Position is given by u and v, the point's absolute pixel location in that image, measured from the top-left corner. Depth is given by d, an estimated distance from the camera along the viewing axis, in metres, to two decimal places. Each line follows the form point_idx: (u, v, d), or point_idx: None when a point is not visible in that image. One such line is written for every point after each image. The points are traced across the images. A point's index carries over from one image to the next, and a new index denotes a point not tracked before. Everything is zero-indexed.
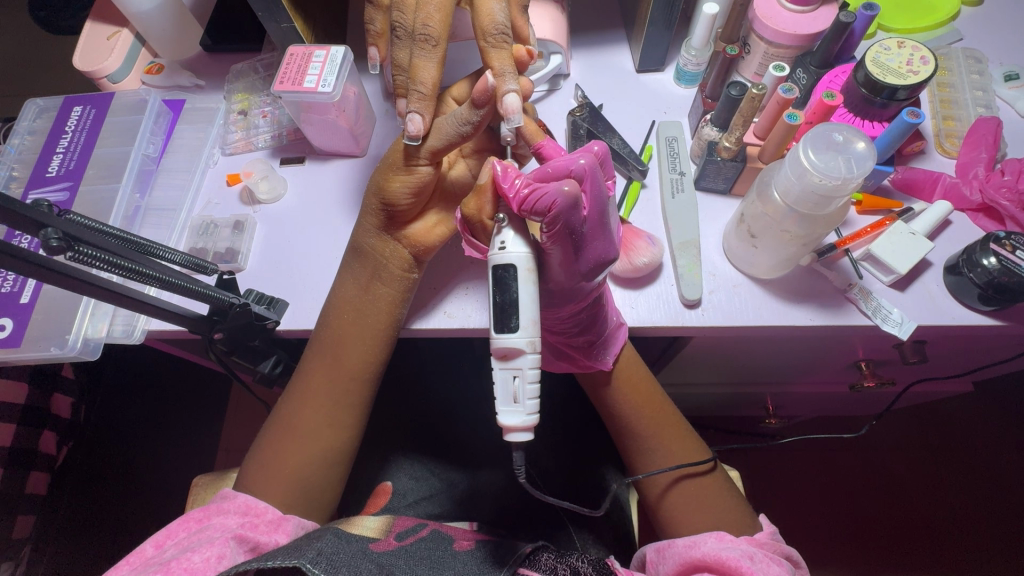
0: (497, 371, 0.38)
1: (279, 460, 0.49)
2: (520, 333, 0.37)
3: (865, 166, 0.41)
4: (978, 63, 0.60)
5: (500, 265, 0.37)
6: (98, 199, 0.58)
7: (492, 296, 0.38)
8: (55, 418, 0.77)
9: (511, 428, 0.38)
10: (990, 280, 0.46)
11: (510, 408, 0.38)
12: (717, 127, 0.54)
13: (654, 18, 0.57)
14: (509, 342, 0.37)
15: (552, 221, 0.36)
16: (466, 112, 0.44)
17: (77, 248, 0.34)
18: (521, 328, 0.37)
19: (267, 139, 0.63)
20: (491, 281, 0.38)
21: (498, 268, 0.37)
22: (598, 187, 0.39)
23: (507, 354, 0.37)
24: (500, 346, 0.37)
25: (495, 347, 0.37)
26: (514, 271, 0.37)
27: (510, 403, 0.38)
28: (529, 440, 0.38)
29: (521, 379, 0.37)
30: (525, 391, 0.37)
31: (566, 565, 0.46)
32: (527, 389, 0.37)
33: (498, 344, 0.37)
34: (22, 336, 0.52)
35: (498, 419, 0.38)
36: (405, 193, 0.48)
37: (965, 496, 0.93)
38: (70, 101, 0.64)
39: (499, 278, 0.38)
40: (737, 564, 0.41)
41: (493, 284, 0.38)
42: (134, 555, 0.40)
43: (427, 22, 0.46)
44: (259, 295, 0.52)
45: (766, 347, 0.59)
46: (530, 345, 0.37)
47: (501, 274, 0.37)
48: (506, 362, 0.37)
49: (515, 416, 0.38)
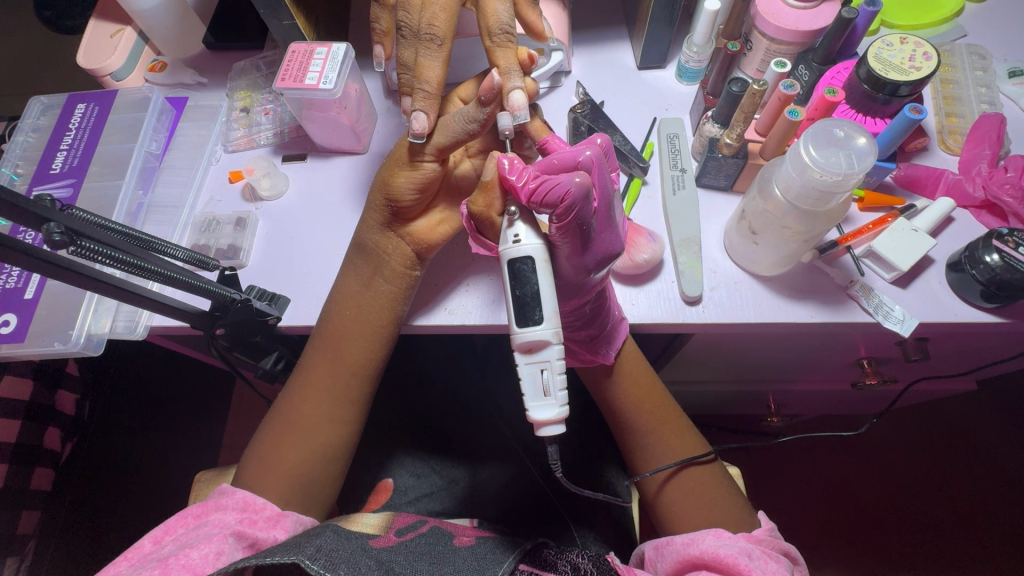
0: (524, 366, 0.38)
1: (279, 456, 0.49)
2: (545, 325, 0.37)
3: (867, 161, 0.41)
4: (982, 59, 0.60)
5: (517, 258, 0.37)
6: (101, 196, 0.58)
7: (510, 289, 0.38)
8: (60, 415, 0.78)
9: (544, 422, 0.38)
10: (992, 277, 0.45)
11: (541, 401, 0.38)
12: (718, 124, 0.53)
13: (655, 14, 0.57)
14: (535, 335, 0.37)
15: (564, 212, 0.36)
16: (473, 110, 0.45)
17: (79, 242, 0.34)
18: (546, 320, 0.37)
19: (269, 136, 0.63)
20: (508, 275, 0.38)
21: (515, 261, 0.37)
22: (604, 178, 0.39)
23: (533, 347, 0.37)
24: (525, 340, 0.37)
25: (520, 342, 0.37)
26: (531, 262, 0.37)
27: (541, 397, 0.38)
28: (563, 432, 0.38)
29: (550, 371, 0.37)
30: (555, 382, 0.37)
31: (567, 561, 0.46)
32: (556, 380, 0.38)
33: (524, 338, 0.37)
34: (26, 332, 0.52)
35: (530, 414, 0.38)
36: (409, 189, 0.48)
37: (969, 495, 0.92)
38: (75, 98, 0.65)
39: (516, 271, 0.37)
40: (735, 562, 0.40)
41: (510, 279, 0.38)
42: (132, 551, 0.40)
43: (432, 21, 0.46)
44: (260, 291, 0.52)
45: (767, 345, 0.58)
46: (555, 337, 0.37)
47: (519, 267, 0.37)
48: (531, 357, 0.37)
49: (548, 410, 0.38)
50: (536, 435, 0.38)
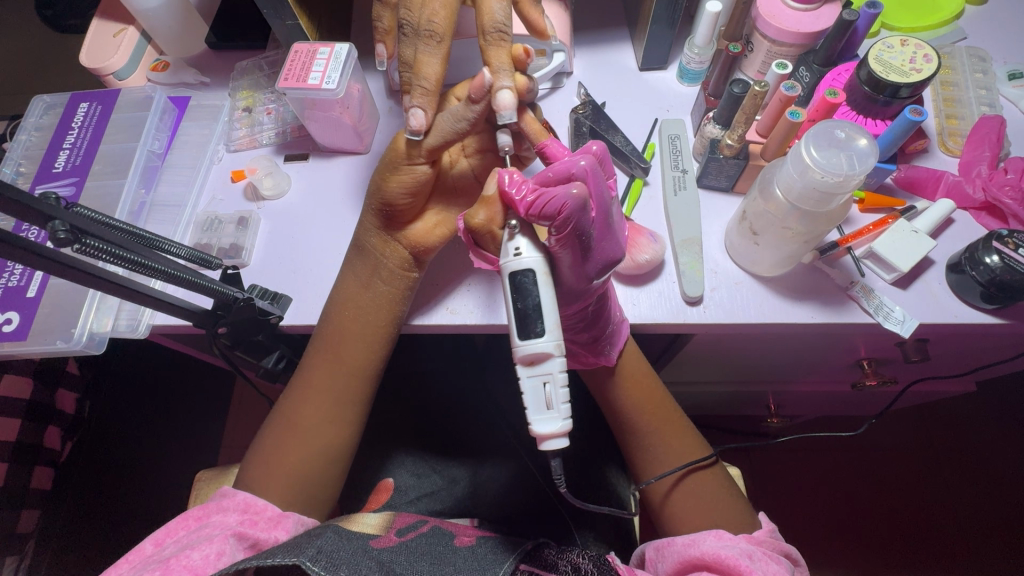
0: (526, 379, 0.38)
1: (280, 456, 0.49)
2: (547, 336, 0.37)
3: (868, 163, 0.41)
4: (982, 61, 0.60)
5: (518, 271, 0.38)
6: (104, 194, 0.59)
7: (512, 302, 0.38)
8: (60, 414, 0.78)
9: (548, 436, 0.38)
10: (992, 277, 0.46)
11: (544, 414, 0.38)
12: (720, 125, 0.53)
13: (657, 16, 0.57)
14: (536, 347, 0.37)
15: (563, 224, 0.37)
16: (463, 108, 0.45)
17: (84, 241, 0.35)
18: (548, 332, 0.37)
19: (271, 136, 0.63)
20: (509, 289, 0.38)
21: (516, 274, 0.38)
22: (601, 187, 0.39)
23: (534, 360, 0.37)
24: (526, 352, 0.37)
25: (522, 354, 0.37)
26: (533, 275, 0.37)
27: (544, 410, 0.38)
28: (566, 446, 0.38)
29: (553, 383, 0.37)
30: (558, 395, 0.37)
31: (567, 561, 0.46)
32: (559, 393, 0.38)
33: (525, 351, 0.37)
34: (28, 330, 0.52)
35: (533, 428, 0.38)
36: (401, 193, 0.48)
37: (969, 497, 0.92)
38: (77, 98, 0.65)
39: (517, 285, 0.38)
40: (736, 563, 0.41)
41: (511, 293, 0.38)
42: (134, 553, 0.40)
43: (432, 18, 0.46)
44: (262, 290, 0.51)
45: (768, 346, 0.59)
46: (557, 348, 0.37)
47: (520, 280, 0.37)
48: (534, 369, 0.38)
49: (551, 422, 0.38)
50: (539, 450, 0.38)
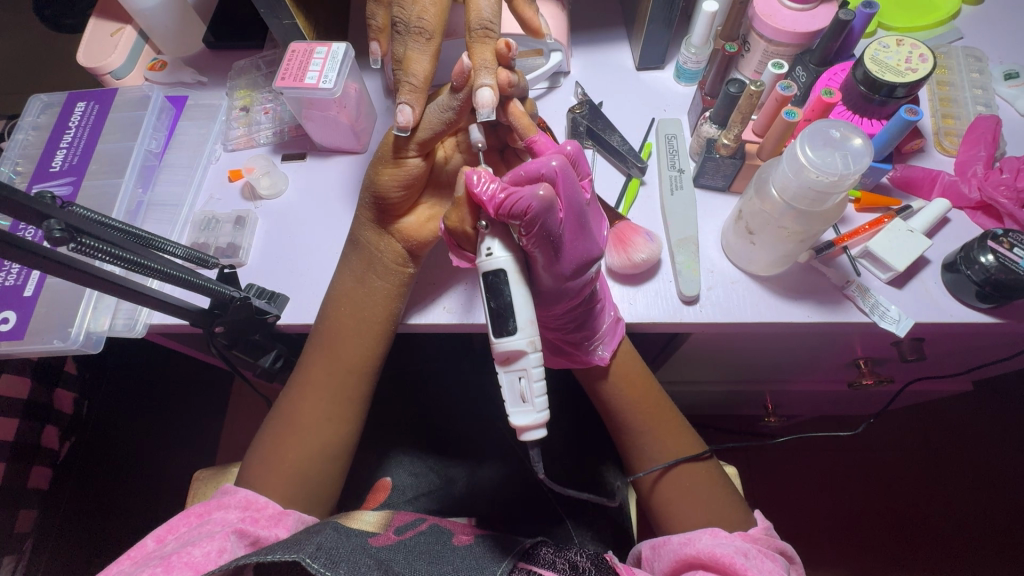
0: (502, 374, 0.38)
1: (278, 454, 0.49)
2: (519, 334, 0.37)
3: (862, 163, 0.41)
4: (978, 61, 0.60)
5: (490, 271, 0.38)
6: (101, 193, 0.59)
7: (486, 301, 0.38)
8: (58, 413, 0.78)
9: (525, 428, 0.38)
10: (987, 277, 0.46)
11: (520, 408, 0.38)
12: (716, 124, 0.54)
13: (654, 15, 0.57)
14: (510, 344, 0.37)
15: (530, 224, 0.36)
16: (447, 98, 0.47)
17: (79, 239, 0.35)
18: (520, 330, 0.37)
19: (268, 135, 0.63)
20: (482, 288, 0.38)
21: (488, 274, 0.38)
22: (572, 188, 0.39)
23: (510, 356, 0.37)
24: (503, 349, 0.37)
25: (497, 351, 0.37)
26: (503, 274, 0.38)
27: (519, 403, 0.38)
28: (544, 436, 0.38)
29: (528, 379, 0.37)
30: (533, 390, 0.37)
31: (566, 559, 0.45)
32: (534, 388, 0.37)
33: (501, 347, 0.37)
34: (26, 329, 0.52)
35: (511, 420, 0.38)
36: (396, 186, 0.48)
37: (967, 496, 0.92)
38: (74, 97, 0.65)
39: (490, 284, 0.38)
40: (731, 561, 0.41)
41: (485, 291, 0.38)
42: (135, 550, 0.40)
43: (421, 14, 0.47)
44: (259, 289, 0.52)
45: (765, 345, 0.59)
46: (531, 345, 0.37)
47: (492, 280, 0.38)
48: (510, 365, 0.38)
49: (527, 416, 0.38)
50: (519, 440, 0.38)
